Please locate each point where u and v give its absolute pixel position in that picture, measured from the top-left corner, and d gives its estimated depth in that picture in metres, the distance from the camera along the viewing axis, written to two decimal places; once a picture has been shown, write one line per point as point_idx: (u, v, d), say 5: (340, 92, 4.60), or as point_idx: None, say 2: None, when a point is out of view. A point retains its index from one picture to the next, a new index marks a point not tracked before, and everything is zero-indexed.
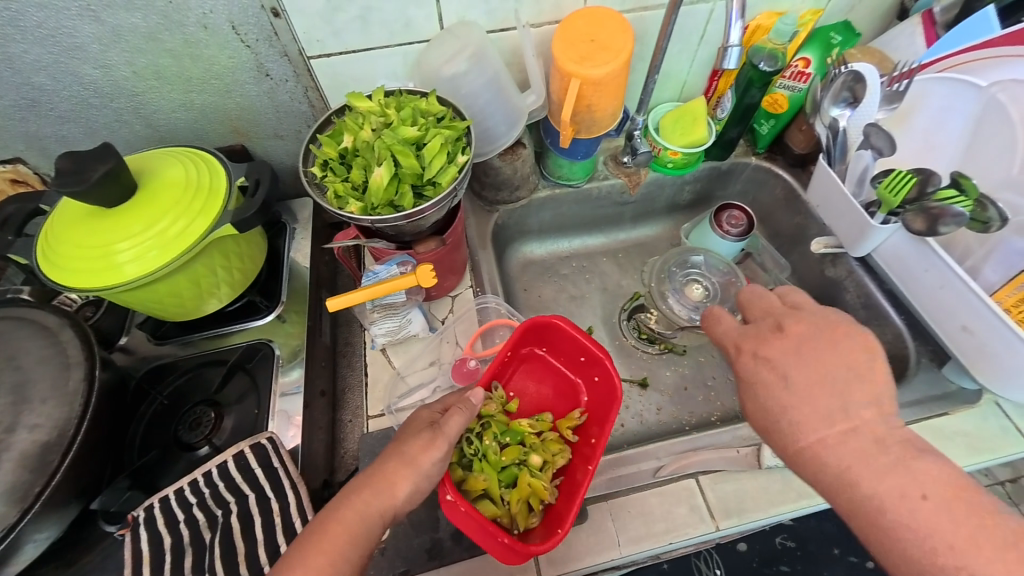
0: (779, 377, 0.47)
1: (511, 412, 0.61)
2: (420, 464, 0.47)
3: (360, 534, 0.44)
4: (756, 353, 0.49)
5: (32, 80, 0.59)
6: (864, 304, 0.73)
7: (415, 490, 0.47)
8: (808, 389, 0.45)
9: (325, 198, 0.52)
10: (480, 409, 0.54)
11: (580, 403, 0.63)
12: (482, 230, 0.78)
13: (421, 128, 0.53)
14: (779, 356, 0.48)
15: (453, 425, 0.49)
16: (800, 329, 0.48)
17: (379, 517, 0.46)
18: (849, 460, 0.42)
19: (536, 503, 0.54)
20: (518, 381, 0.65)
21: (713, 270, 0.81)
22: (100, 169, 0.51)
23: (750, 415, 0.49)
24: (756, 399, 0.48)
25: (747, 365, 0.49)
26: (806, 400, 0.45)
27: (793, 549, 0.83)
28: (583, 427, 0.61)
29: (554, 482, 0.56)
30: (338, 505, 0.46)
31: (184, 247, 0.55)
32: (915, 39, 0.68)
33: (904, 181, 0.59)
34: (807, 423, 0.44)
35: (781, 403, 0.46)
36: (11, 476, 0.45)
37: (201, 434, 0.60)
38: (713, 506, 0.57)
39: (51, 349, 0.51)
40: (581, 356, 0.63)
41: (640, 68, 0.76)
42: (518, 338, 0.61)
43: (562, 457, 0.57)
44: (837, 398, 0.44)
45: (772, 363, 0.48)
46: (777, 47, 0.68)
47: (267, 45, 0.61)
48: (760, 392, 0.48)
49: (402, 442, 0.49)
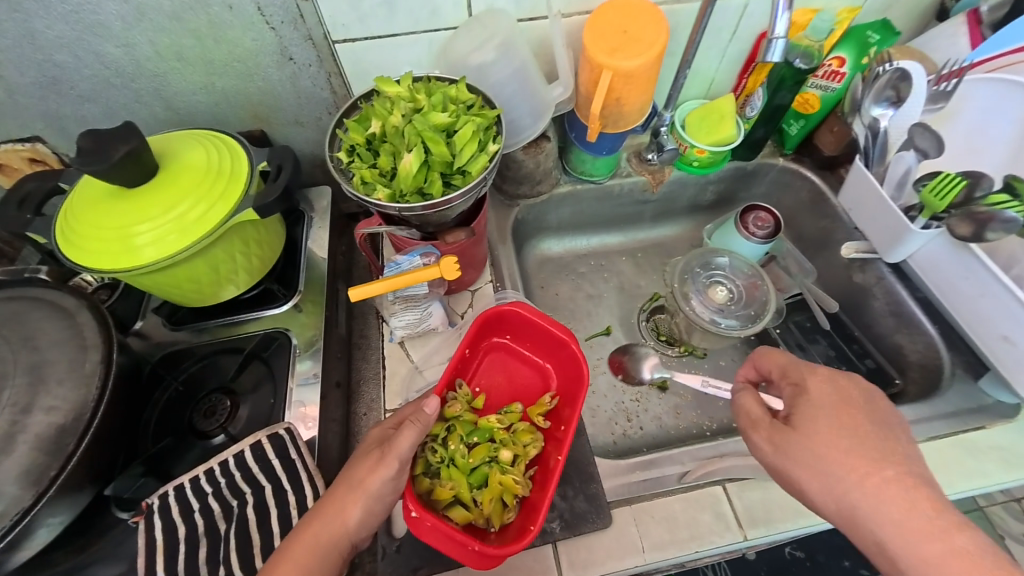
0: (852, 406, 0.47)
1: (479, 409, 0.60)
2: (369, 486, 0.46)
3: (316, 563, 0.43)
4: (830, 377, 0.50)
5: (54, 57, 0.58)
6: (893, 311, 0.71)
7: (366, 514, 0.46)
8: (846, 420, 0.46)
9: (351, 184, 0.51)
10: (435, 419, 0.51)
11: (550, 387, 0.62)
12: (502, 226, 0.77)
13: (451, 114, 0.51)
14: (855, 392, 0.48)
15: (402, 443, 0.47)
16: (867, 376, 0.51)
17: (334, 547, 0.45)
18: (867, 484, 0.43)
19: (510, 498, 0.52)
20: (485, 375, 0.63)
21: (738, 272, 0.79)
22: (122, 148, 0.50)
23: (807, 437, 0.46)
24: (831, 424, 0.46)
25: (819, 385, 0.49)
26: (861, 429, 0.45)
27: (803, 560, 0.82)
28: (555, 411, 0.59)
29: (528, 473, 0.55)
30: (291, 539, 0.45)
31: (204, 232, 0.53)
32: (958, 39, 0.65)
33: (952, 184, 0.57)
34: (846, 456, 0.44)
35: (826, 433, 0.46)
36: (26, 459, 0.44)
37: (215, 422, 0.59)
38: (740, 515, 0.55)
39: (67, 331, 0.50)
40: (546, 340, 0.62)
41: (671, 63, 0.74)
42: (473, 335, 0.59)
43: (534, 447, 0.56)
44: (891, 431, 0.46)
45: (848, 394, 0.48)
46: (812, 44, 0.65)
47: (292, 28, 0.59)
48: (813, 416, 0.47)
49: (351, 465, 0.48)
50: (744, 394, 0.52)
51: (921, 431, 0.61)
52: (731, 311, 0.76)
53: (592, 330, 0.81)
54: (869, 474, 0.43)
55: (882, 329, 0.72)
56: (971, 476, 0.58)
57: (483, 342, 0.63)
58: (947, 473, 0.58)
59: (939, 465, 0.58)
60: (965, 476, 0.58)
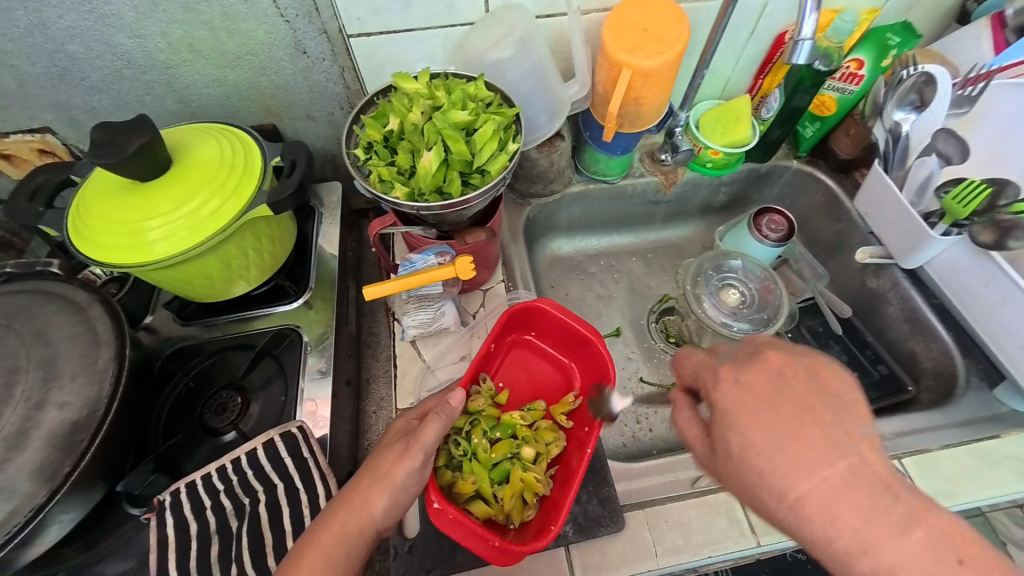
0: (765, 408, 0.38)
1: (501, 405, 0.60)
2: (394, 477, 0.45)
3: (341, 549, 0.43)
4: (736, 379, 0.41)
5: (65, 47, 0.57)
6: (908, 318, 0.70)
7: (391, 504, 0.45)
8: (784, 432, 0.37)
9: (368, 182, 0.50)
10: (459, 412, 0.51)
11: (573, 386, 0.63)
12: (514, 226, 0.76)
13: (471, 112, 0.50)
14: (764, 389, 0.39)
15: (428, 434, 0.47)
16: (781, 354, 0.41)
17: (358, 536, 0.44)
18: (826, 511, 0.34)
19: (531, 496, 0.52)
20: (507, 372, 0.64)
21: (750, 275, 0.78)
22: (135, 142, 0.49)
23: (732, 467, 0.39)
24: (749, 447, 0.37)
25: (728, 397, 0.40)
26: (775, 436, 0.37)
27: (806, 562, 0.82)
28: (578, 412, 0.60)
29: (549, 472, 0.56)
30: (315, 528, 0.45)
31: (218, 227, 0.53)
32: (981, 42, 0.63)
33: (976, 191, 0.58)
34: (791, 477, 0.35)
35: (764, 456, 0.37)
36: (40, 455, 0.44)
37: (227, 420, 0.59)
38: (754, 520, 0.55)
39: (80, 326, 0.50)
40: (570, 339, 0.62)
41: (688, 63, 0.73)
42: (499, 331, 0.59)
43: (556, 446, 0.57)
44: (826, 425, 0.36)
45: (759, 397, 0.39)
46: (832, 45, 0.64)
47: (306, 21, 0.58)
48: (742, 433, 0.38)
49: (375, 457, 0.48)
50: (681, 413, 0.46)
51: (934, 438, 0.61)
52: (744, 315, 0.76)
53: (601, 331, 0.81)
54: (784, 496, 0.35)
55: (896, 336, 0.72)
56: (987, 485, 0.57)
57: (507, 339, 0.64)
58: (961, 481, 0.58)
59: (953, 473, 0.58)
60: (979, 485, 0.57)
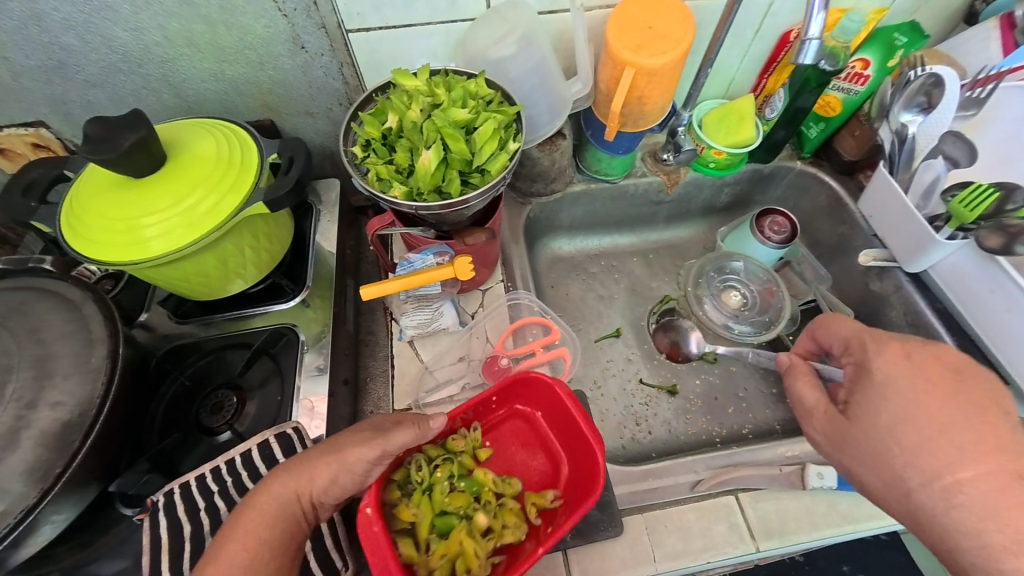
0: (911, 385, 0.47)
1: (480, 460, 0.58)
2: (347, 458, 0.46)
3: (278, 514, 0.45)
4: (907, 355, 0.49)
5: (60, 40, 0.56)
6: (910, 321, 0.69)
7: (333, 482, 0.46)
8: (933, 405, 0.45)
9: (366, 180, 0.50)
10: (434, 435, 0.51)
11: (560, 479, 0.57)
12: (514, 224, 0.76)
13: (472, 110, 0.49)
14: (943, 368, 0.47)
15: (396, 436, 0.47)
16: (905, 344, 0.50)
17: (295, 499, 0.46)
18: (933, 464, 0.44)
19: (461, 567, 0.50)
20: (498, 436, 0.61)
21: (753, 277, 0.79)
22: (130, 137, 0.48)
23: (861, 421, 0.48)
24: (900, 406, 0.46)
25: (891, 367, 0.49)
26: (924, 399, 0.46)
27: (803, 564, 0.81)
28: (551, 513, 0.54)
29: (493, 557, 0.52)
30: (257, 489, 0.46)
31: (215, 225, 0.52)
32: (989, 44, 0.63)
33: (983, 196, 0.57)
34: (927, 443, 0.44)
35: (920, 424, 0.45)
36: (32, 455, 0.43)
37: (223, 419, 0.58)
38: (754, 526, 0.54)
39: (74, 324, 0.49)
40: (572, 432, 0.56)
41: (692, 62, 0.72)
42: (504, 386, 0.57)
43: (512, 534, 0.52)
44: (992, 412, 0.45)
45: (929, 373, 0.47)
46: (839, 45, 0.63)
47: (305, 16, 0.57)
48: (911, 401, 0.46)
49: (342, 434, 0.49)
50: (800, 380, 0.55)
51: None
52: (745, 317, 0.78)
53: (602, 331, 0.80)
54: (944, 475, 0.43)
55: None
56: None
57: (513, 403, 0.60)
58: None
59: None
60: None
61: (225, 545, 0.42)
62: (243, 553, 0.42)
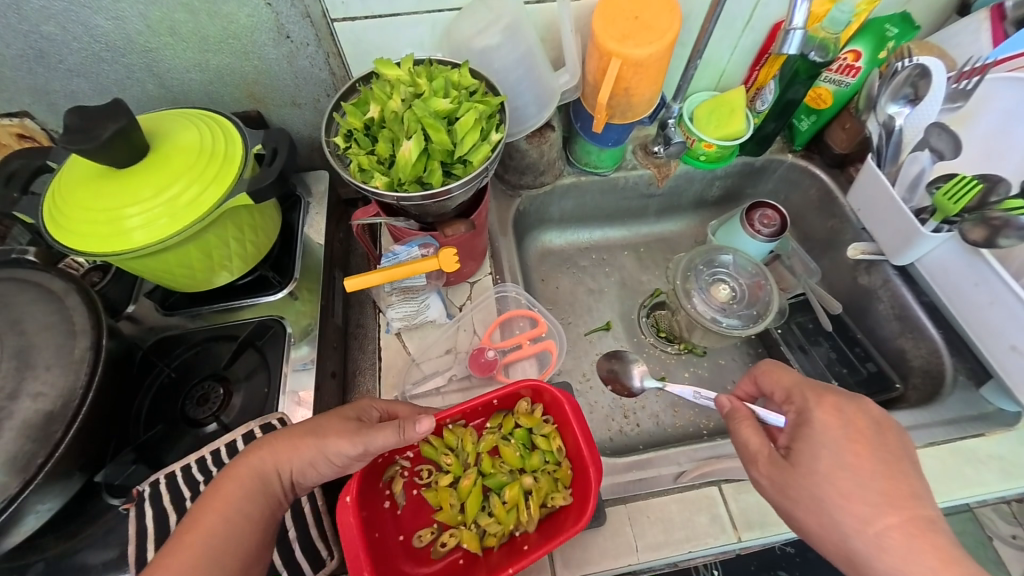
0: (847, 437, 0.45)
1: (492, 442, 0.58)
2: (328, 445, 0.47)
3: (255, 489, 0.46)
4: (839, 409, 0.47)
5: (41, 29, 0.56)
6: (897, 315, 0.70)
7: (315, 464, 0.47)
8: (861, 462, 0.44)
9: (348, 172, 0.50)
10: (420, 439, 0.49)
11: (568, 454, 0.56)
12: (503, 217, 0.75)
13: (454, 101, 0.49)
14: (868, 420, 0.46)
15: (378, 437, 0.46)
16: (837, 398, 0.48)
17: (276, 474, 0.47)
18: (859, 516, 0.42)
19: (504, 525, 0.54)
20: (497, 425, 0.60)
21: (741, 271, 0.77)
22: (111, 127, 0.48)
23: (802, 468, 0.46)
24: (835, 455, 0.45)
25: (827, 417, 0.47)
26: (853, 449, 0.45)
27: (794, 555, 0.79)
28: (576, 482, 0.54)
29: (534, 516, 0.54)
30: (236, 460, 0.48)
31: (197, 216, 0.52)
32: (980, 36, 0.62)
33: (966, 188, 0.57)
34: (851, 499, 0.43)
35: (850, 478, 0.44)
36: (13, 445, 0.43)
37: (208, 411, 0.58)
38: (735, 517, 0.55)
39: (56, 315, 0.49)
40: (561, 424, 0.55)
41: (681, 53, 0.71)
42: (508, 392, 0.56)
43: (548, 499, 0.53)
44: (909, 469, 0.44)
45: (859, 425, 0.46)
46: (828, 37, 0.62)
47: (289, 5, 0.57)
48: (843, 448, 0.45)
49: (329, 417, 0.49)
50: (741, 424, 0.51)
51: (919, 436, 0.61)
52: (734, 311, 0.75)
53: (592, 325, 0.80)
54: (868, 522, 0.42)
55: (886, 333, 0.72)
56: (967, 484, 0.58)
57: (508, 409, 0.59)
58: (943, 481, 0.58)
59: (936, 472, 0.58)
60: (960, 483, 0.58)
61: (204, 513, 0.44)
62: (219, 523, 0.44)
